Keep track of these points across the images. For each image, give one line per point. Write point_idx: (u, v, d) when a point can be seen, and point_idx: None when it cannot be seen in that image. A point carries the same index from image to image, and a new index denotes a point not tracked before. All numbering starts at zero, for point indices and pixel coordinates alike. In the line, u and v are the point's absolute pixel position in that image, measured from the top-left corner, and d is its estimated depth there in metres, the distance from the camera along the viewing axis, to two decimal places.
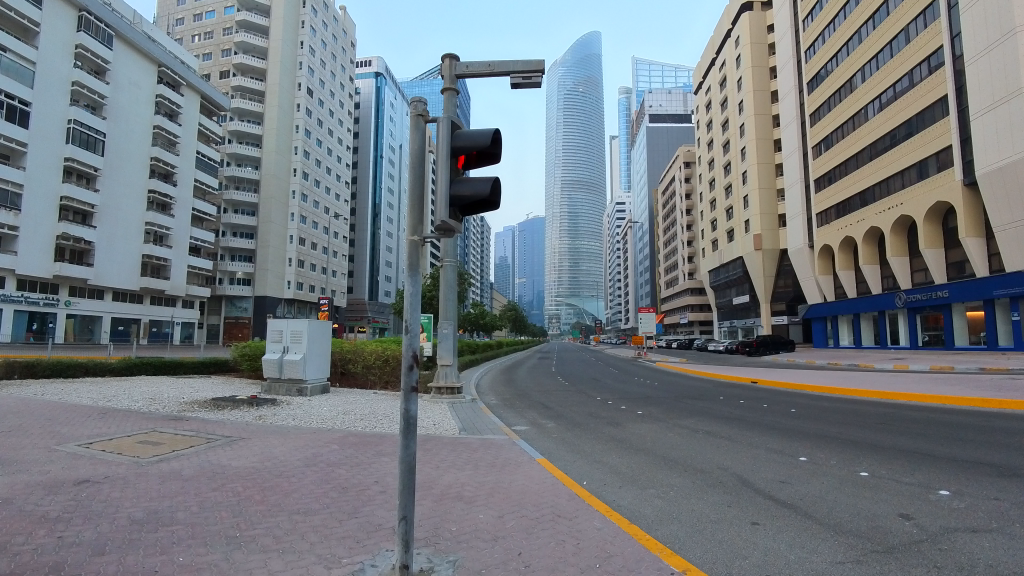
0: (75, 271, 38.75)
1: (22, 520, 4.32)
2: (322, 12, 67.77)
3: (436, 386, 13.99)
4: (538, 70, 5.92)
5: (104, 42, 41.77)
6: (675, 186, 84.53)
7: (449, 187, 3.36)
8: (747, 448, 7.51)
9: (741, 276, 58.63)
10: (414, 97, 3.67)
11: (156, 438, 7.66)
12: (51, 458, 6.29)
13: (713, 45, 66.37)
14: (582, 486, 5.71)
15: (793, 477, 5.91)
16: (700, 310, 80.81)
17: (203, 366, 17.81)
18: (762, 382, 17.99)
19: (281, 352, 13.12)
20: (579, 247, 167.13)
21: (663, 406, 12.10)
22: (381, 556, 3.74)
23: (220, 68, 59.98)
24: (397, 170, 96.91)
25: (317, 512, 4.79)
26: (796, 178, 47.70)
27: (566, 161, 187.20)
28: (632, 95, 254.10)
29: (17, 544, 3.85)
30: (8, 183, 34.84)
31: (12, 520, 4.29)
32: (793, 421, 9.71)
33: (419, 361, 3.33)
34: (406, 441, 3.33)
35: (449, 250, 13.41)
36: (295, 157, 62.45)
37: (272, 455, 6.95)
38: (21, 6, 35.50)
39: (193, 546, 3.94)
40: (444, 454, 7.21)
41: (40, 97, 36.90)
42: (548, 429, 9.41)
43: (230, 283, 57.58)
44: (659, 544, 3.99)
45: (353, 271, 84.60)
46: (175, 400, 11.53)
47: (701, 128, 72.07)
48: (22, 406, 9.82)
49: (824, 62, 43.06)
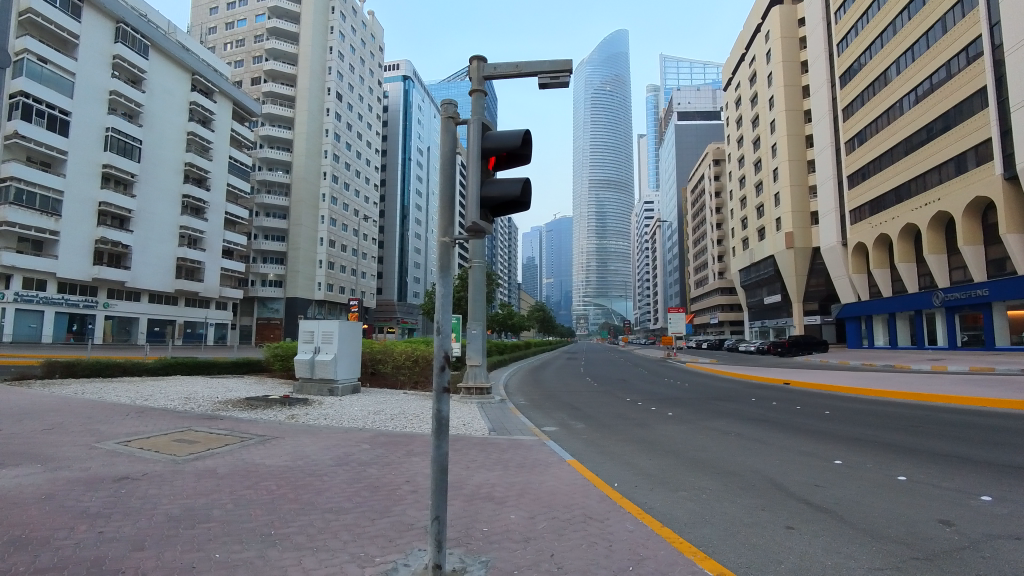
0: (113, 274, 39.85)
1: (64, 515, 4.48)
2: (351, 17, 68.29)
3: (465, 386, 14.05)
4: (571, 68, 4.42)
5: (141, 52, 42.77)
6: (705, 185, 83.47)
7: (480, 189, 3.39)
8: (779, 450, 7.43)
9: (772, 276, 57.96)
10: (444, 97, 3.69)
11: (191, 436, 7.83)
12: (90, 456, 6.50)
13: (742, 41, 65.43)
14: (613, 487, 5.72)
15: (827, 479, 5.87)
16: (730, 310, 79.89)
17: (236, 367, 18.20)
18: (795, 383, 17.77)
19: (312, 353, 13.32)
20: (607, 247, 166.29)
21: (691, 407, 12.01)
22: (414, 556, 3.78)
23: (251, 75, 61.14)
24: (425, 172, 97.36)
25: (348, 511, 4.85)
26: (829, 173, 47.01)
27: (594, 160, 186.89)
28: (658, 94, 252.72)
29: (57, 539, 3.99)
30: (48, 190, 36.17)
31: (54, 515, 4.46)
32: (826, 423, 9.58)
33: (451, 361, 3.35)
34: (438, 442, 3.36)
35: (477, 251, 13.52)
36: (325, 160, 63.00)
37: (304, 454, 7.04)
38: (60, 19, 36.84)
39: (228, 544, 4.02)
40: (474, 454, 7.27)
41: (79, 106, 38.11)
42: (575, 429, 9.45)
43: (262, 285, 58.80)
44: (693, 547, 3.96)
45: (382, 272, 85.17)
46: (209, 400, 11.70)
47: (731, 124, 71.09)
48: (62, 406, 10.03)
49: (856, 56, 42.22)
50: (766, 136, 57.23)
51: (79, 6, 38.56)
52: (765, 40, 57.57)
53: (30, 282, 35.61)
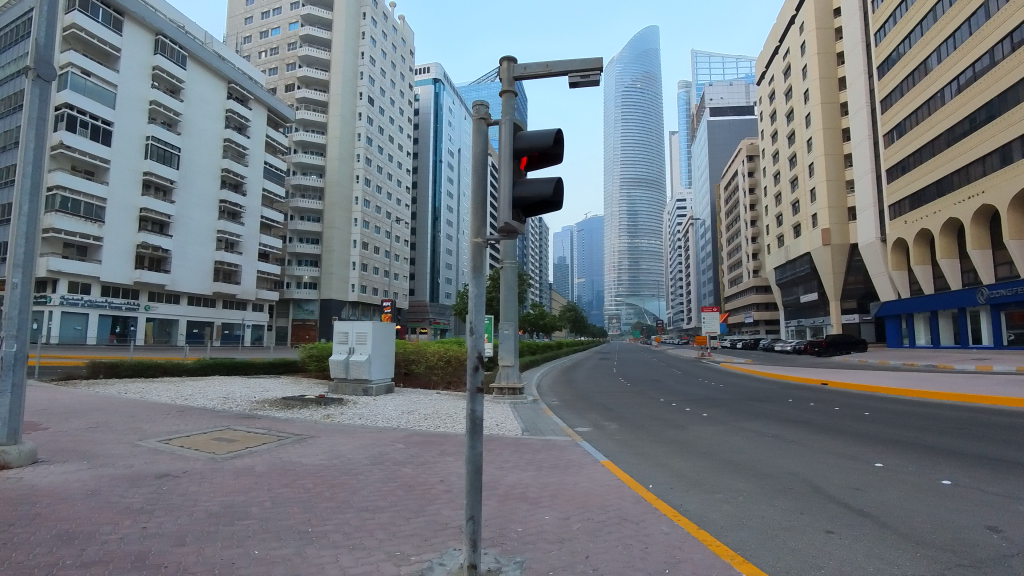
0: (153, 278, 40.90)
1: (109, 511, 4.63)
2: (382, 22, 68.98)
3: (498, 386, 14.09)
4: (603, 65, 4.24)
5: (178, 63, 43.84)
6: (739, 182, 82.20)
7: (512, 189, 3.41)
8: (817, 452, 7.32)
9: (809, 274, 56.93)
10: (475, 99, 3.70)
11: (229, 435, 8.04)
12: (133, 453, 6.70)
13: (775, 34, 64.28)
14: (648, 489, 5.70)
15: (869, 482, 5.76)
16: (765, 309, 78.65)
17: (272, 367, 18.53)
18: (833, 384, 17.42)
19: (347, 353, 13.51)
20: (638, 246, 164.87)
21: (726, 408, 11.90)
22: (448, 556, 3.83)
23: (285, 81, 62.17)
24: (456, 174, 97.76)
25: (383, 510, 4.93)
26: (867, 168, 46.03)
27: (625, 159, 185.61)
28: (689, 90, 249.89)
29: (103, 533, 4.13)
30: (91, 197, 37.39)
31: (99, 512, 4.60)
32: (863, 425, 9.41)
33: (483, 362, 3.37)
34: (471, 442, 3.38)
35: (509, 252, 13.58)
36: (357, 164, 63.73)
37: (339, 453, 7.14)
38: (102, 33, 38.08)
39: (266, 541, 4.12)
40: (507, 454, 7.32)
41: (121, 116, 39.29)
42: (608, 430, 9.45)
43: (297, 287, 59.82)
44: (729, 550, 3.94)
45: (415, 273, 85.86)
46: (247, 400, 11.91)
47: (764, 120, 69.90)
48: (107, 406, 10.34)
49: (895, 45, 41.16)
50: (801, 131, 56.18)
51: (121, 20, 39.77)
52: (799, 34, 56.52)
53: (75, 286, 36.76)
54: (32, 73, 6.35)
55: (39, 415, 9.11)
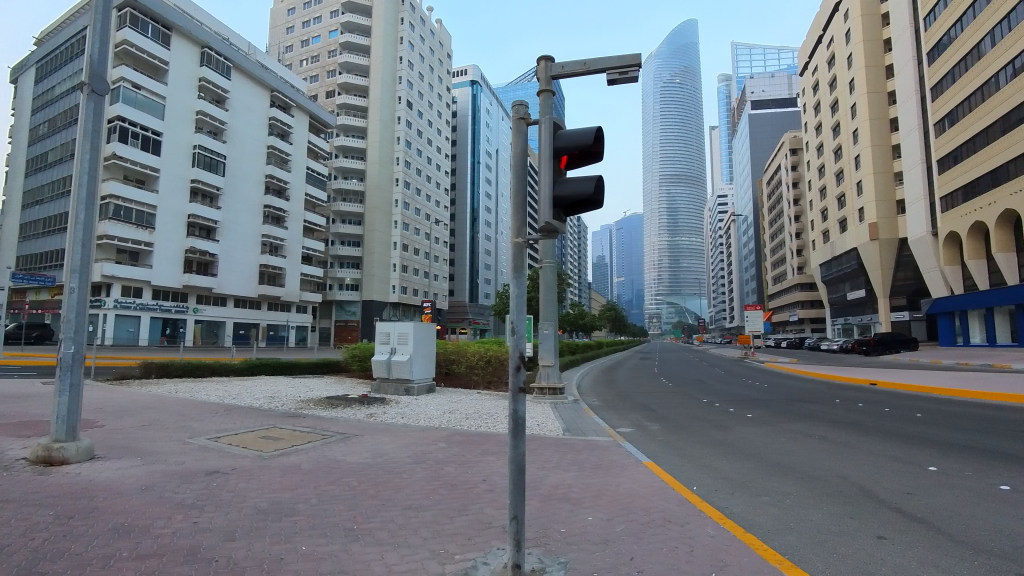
0: (201, 281, 42.13)
1: (162, 506, 4.83)
2: (420, 26, 69.70)
3: (538, 386, 14.09)
4: (642, 61, 4.18)
5: (223, 73, 45.07)
6: (783, 177, 80.40)
7: (552, 189, 3.43)
8: (868, 455, 7.14)
9: (856, 270, 55.55)
10: (514, 100, 3.74)
11: (276, 433, 8.28)
12: (184, 450, 6.95)
13: (818, 25, 62.81)
14: (692, 491, 5.67)
15: (921, 487, 5.60)
16: (811, 307, 76.92)
17: (316, 367, 18.90)
18: (883, 384, 16.97)
19: (389, 354, 13.73)
20: (679, 243, 162.60)
21: (771, 409, 11.71)
22: (492, 555, 3.89)
23: (326, 88, 63.40)
24: (495, 175, 98.03)
25: (427, 508, 5.04)
26: (916, 159, 44.58)
27: (665, 156, 183.37)
28: (729, 84, 245.69)
29: (157, 527, 4.31)
30: (142, 205, 38.71)
31: (153, 506, 4.81)
32: (915, 427, 9.14)
33: (525, 362, 3.41)
34: (515, 441, 3.42)
35: (547, 252, 13.62)
36: (397, 167, 64.46)
37: (382, 452, 7.29)
38: (150, 47, 39.41)
39: (313, 537, 4.24)
40: (549, 454, 7.37)
41: (169, 126, 40.60)
42: (649, 430, 9.43)
43: (339, 288, 60.90)
44: (777, 555, 3.90)
45: (454, 274, 86.48)
46: (293, 400, 12.18)
47: (808, 114, 68.34)
48: (159, 405, 10.73)
49: (946, 30, 39.81)
50: (847, 123, 54.75)
51: (169, 35, 41.16)
52: (843, 24, 55.05)
53: (128, 290, 38.15)
54: (87, 88, 6.65)
55: (96, 414, 9.51)
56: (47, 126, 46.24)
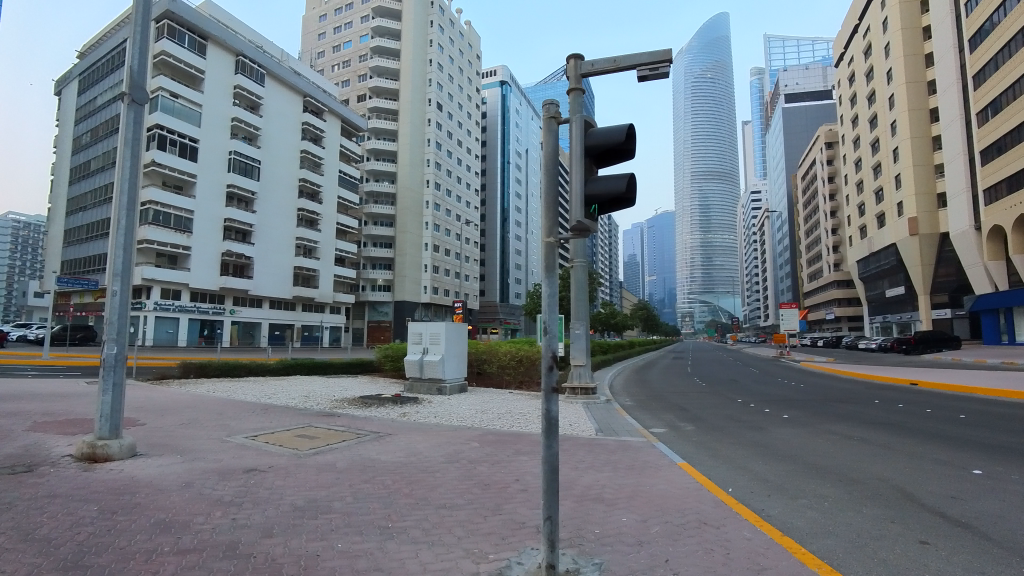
0: (237, 283, 43.05)
1: (202, 502, 4.97)
2: (449, 28, 69.98)
3: (570, 386, 14.08)
4: (672, 56, 4.16)
5: (257, 80, 45.91)
6: (818, 172, 78.80)
7: (584, 187, 3.43)
8: (909, 458, 7.01)
9: (895, 266, 54.30)
10: (545, 99, 3.75)
11: (311, 432, 8.43)
12: (223, 449, 7.14)
13: (854, 15, 61.40)
14: (727, 493, 5.62)
15: (967, 491, 5.47)
16: (848, 304, 75.38)
17: (350, 367, 19.18)
18: (924, 384, 16.60)
19: (421, 353, 13.88)
20: (712, 241, 160.34)
21: (808, 409, 11.56)
22: (526, 555, 3.93)
23: (357, 92, 64.16)
24: (524, 175, 98.00)
25: (461, 507, 5.09)
26: (958, 152, 43.29)
27: (697, 152, 181.05)
28: (762, 78, 241.42)
29: (197, 523, 4.44)
30: (180, 210, 39.63)
31: (193, 503, 4.94)
32: (958, 429, 8.94)
33: (558, 362, 3.42)
34: (548, 441, 3.44)
35: (579, 251, 13.63)
36: (428, 168, 64.85)
37: (416, 450, 7.39)
38: (187, 56, 40.29)
39: (349, 535, 4.33)
40: (582, 454, 7.40)
41: (206, 133, 41.48)
42: (683, 430, 9.38)
43: (372, 290, 61.65)
44: (816, 559, 3.86)
45: (485, 274, 86.82)
46: (329, 400, 12.36)
47: (844, 107, 66.85)
48: (198, 404, 11.03)
49: (988, 15, 38.67)
50: (885, 115, 53.45)
51: (205, 44, 42.04)
52: (881, 15, 53.71)
53: (167, 293, 39.16)
54: (128, 98, 6.85)
55: (138, 412, 9.82)
56: (89, 136, 47.69)
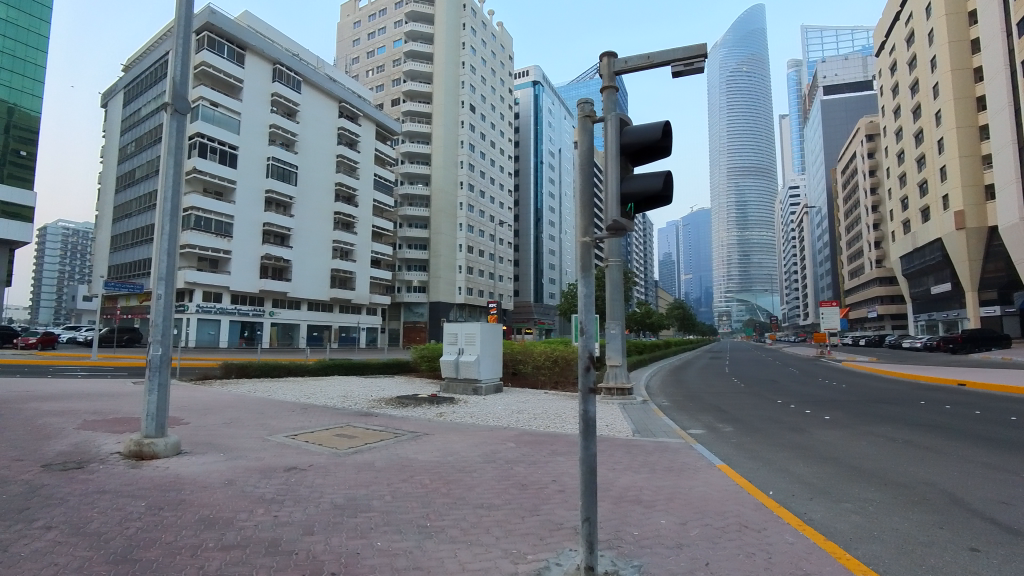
0: (276, 285, 43.96)
1: (245, 499, 5.13)
2: (481, 30, 70.24)
3: (606, 386, 14.06)
4: (707, 51, 4.17)
5: (294, 88, 46.81)
6: (859, 166, 76.84)
7: (619, 186, 3.44)
8: (956, 460, 6.84)
9: (941, 262, 52.76)
10: (580, 97, 3.74)
11: (349, 431, 8.59)
12: (264, 447, 7.33)
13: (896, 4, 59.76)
14: (768, 495, 5.58)
15: (1017, 496, 5.34)
16: (891, 301, 73.45)
17: (387, 367, 19.43)
18: (972, 384, 16.09)
19: (456, 354, 14.00)
20: (749, 238, 157.66)
21: (851, 410, 11.31)
22: (564, 556, 3.96)
23: (391, 96, 64.87)
24: (557, 175, 97.83)
25: (499, 508, 5.15)
26: (1007, 141, 41.77)
27: (733, 148, 178.34)
28: (800, 71, 236.27)
29: (240, 520, 4.58)
30: (220, 215, 40.61)
31: (237, 500, 5.10)
32: (1008, 431, 8.69)
33: (595, 362, 3.46)
34: (585, 442, 3.46)
35: (613, 250, 13.65)
36: (461, 170, 65.17)
37: (453, 450, 7.49)
38: (226, 66, 41.24)
39: (388, 533, 4.42)
40: (618, 455, 7.40)
41: (245, 140, 42.41)
42: (722, 431, 9.29)
43: (407, 291, 62.34)
44: (860, 564, 3.82)
45: (519, 274, 86.90)
46: (366, 399, 12.55)
47: (886, 99, 65.15)
48: (239, 403, 11.32)
49: None
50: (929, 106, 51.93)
51: (243, 53, 43.00)
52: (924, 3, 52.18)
53: (209, 296, 40.16)
54: (170, 108, 7.03)
55: (184, 411, 10.14)
56: (134, 145, 49.15)
